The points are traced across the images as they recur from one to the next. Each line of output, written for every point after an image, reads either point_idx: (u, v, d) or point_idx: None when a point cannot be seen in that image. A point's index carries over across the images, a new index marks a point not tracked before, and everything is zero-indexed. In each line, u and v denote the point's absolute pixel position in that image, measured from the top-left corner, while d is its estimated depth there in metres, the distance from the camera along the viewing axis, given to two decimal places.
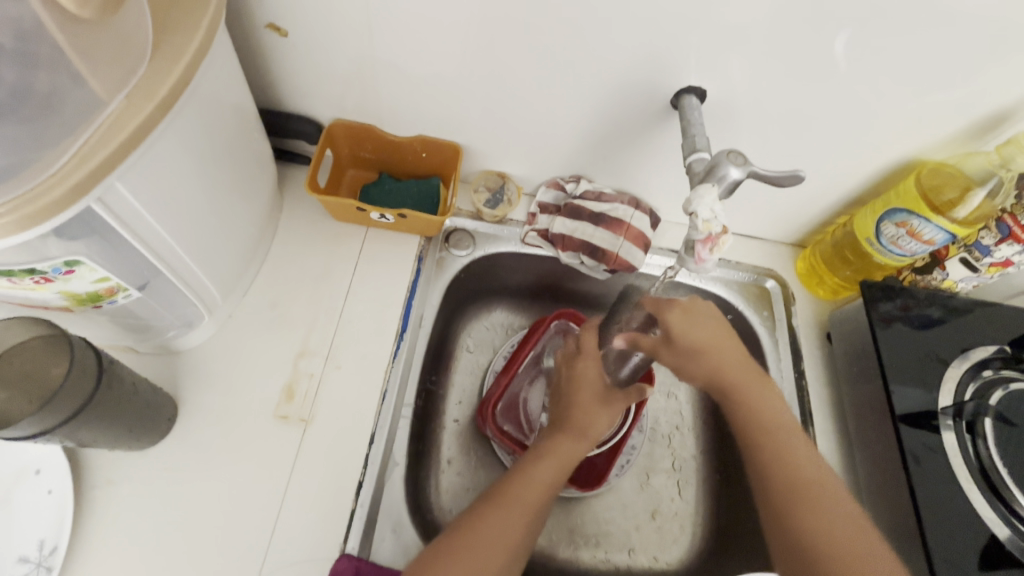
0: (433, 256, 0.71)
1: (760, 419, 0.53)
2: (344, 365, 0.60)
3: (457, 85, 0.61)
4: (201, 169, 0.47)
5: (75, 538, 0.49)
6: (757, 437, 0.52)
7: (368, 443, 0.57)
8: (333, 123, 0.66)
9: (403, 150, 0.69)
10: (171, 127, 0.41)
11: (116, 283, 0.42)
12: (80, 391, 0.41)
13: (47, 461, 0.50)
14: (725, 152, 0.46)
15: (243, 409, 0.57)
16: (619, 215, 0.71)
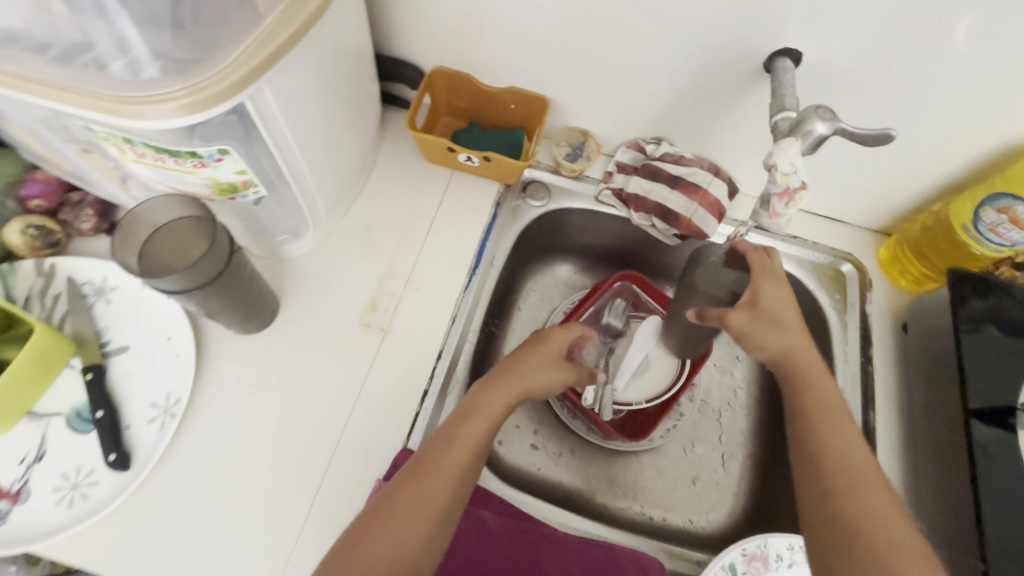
0: (510, 204, 0.75)
1: (834, 448, 0.47)
2: (422, 289, 0.66)
3: (553, 41, 0.64)
4: (326, 93, 0.53)
5: (193, 396, 0.58)
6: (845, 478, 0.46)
7: (436, 358, 0.63)
8: (434, 70, 0.71)
9: (493, 100, 0.74)
10: (309, 49, 0.47)
11: (250, 177, 0.49)
12: (214, 261, 0.48)
13: (177, 331, 0.59)
14: (815, 107, 0.46)
15: (333, 313, 0.64)
16: (696, 180, 0.72)
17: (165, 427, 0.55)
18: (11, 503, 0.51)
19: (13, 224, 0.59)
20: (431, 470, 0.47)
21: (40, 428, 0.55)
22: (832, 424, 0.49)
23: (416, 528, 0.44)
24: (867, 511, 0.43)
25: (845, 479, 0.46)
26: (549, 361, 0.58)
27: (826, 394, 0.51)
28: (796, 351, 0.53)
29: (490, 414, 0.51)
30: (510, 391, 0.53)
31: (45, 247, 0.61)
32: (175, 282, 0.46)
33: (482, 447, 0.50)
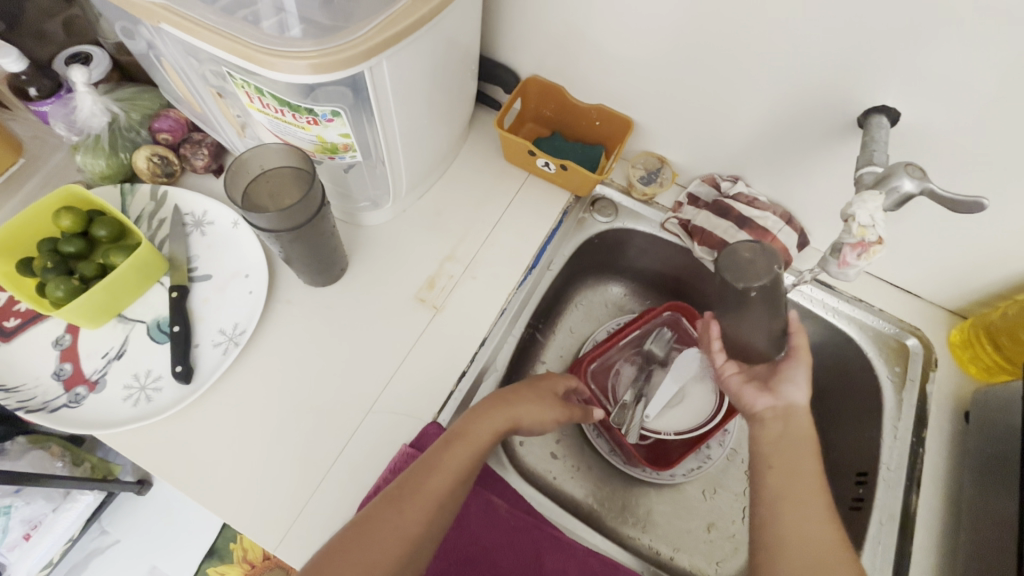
0: (576, 214, 0.78)
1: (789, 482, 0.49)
2: (478, 277, 0.69)
3: (647, 67, 0.66)
4: (433, 80, 0.58)
5: (256, 330, 0.62)
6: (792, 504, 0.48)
7: (479, 343, 0.65)
8: (530, 79, 0.75)
9: (581, 115, 0.77)
10: (431, 39, 0.52)
11: (351, 142, 0.55)
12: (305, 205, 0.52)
13: (254, 270, 0.65)
14: (904, 165, 0.46)
15: (392, 282, 0.68)
16: (767, 224, 0.72)
17: (227, 352, 0.60)
18: (87, 390, 0.58)
19: (141, 151, 0.67)
20: (411, 491, 0.47)
21: (125, 330, 0.61)
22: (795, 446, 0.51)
23: (388, 552, 0.44)
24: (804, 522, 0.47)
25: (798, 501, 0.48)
26: (541, 401, 0.58)
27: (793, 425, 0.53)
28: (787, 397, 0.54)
29: (474, 447, 0.52)
30: (493, 421, 0.54)
31: (163, 175, 0.68)
32: (262, 221, 0.51)
33: (464, 474, 0.50)
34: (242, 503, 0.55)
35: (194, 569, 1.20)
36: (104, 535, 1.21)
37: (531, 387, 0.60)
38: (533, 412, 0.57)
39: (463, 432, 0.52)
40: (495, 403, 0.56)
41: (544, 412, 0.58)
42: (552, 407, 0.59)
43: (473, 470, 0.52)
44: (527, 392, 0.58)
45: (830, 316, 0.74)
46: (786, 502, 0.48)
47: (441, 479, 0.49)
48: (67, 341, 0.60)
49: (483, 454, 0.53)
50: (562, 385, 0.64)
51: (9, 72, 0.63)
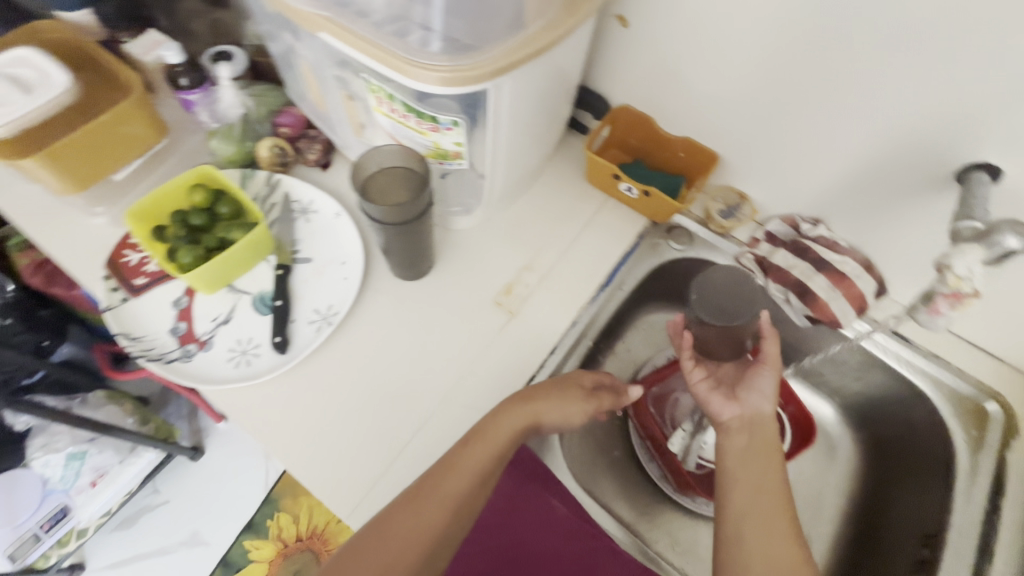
0: (651, 239, 0.80)
1: (750, 497, 0.53)
2: (553, 288, 0.72)
3: (741, 106, 0.69)
4: (540, 102, 0.62)
5: (347, 314, 0.67)
6: (754, 519, 0.52)
7: (550, 351, 0.68)
8: (620, 107, 0.78)
9: (665, 145, 0.79)
10: (547, 65, 0.57)
11: (462, 150, 0.60)
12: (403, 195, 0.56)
13: (350, 259, 0.70)
14: (1011, 221, 0.46)
15: (472, 283, 0.72)
16: (846, 269, 0.72)
17: (321, 331, 0.65)
18: (197, 348, 0.64)
19: (266, 141, 0.74)
20: (430, 489, 0.51)
21: (234, 299, 0.67)
22: (755, 463, 0.55)
23: (408, 548, 0.47)
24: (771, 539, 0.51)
25: (761, 517, 0.52)
26: (565, 397, 0.59)
27: (755, 438, 0.57)
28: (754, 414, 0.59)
29: (493, 444, 0.54)
30: (514, 418, 0.56)
31: (279, 164, 0.75)
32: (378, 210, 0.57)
33: (481, 474, 0.53)
34: (320, 471, 0.59)
35: (232, 540, 1.25)
36: (156, 494, 1.28)
37: (552, 381, 0.60)
38: (556, 407, 0.58)
39: (478, 431, 0.55)
40: (516, 400, 0.57)
41: (568, 406, 0.59)
42: (578, 403, 0.59)
43: (492, 469, 0.54)
44: (547, 388, 0.59)
45: (905, 370, 0.73)
46: (749, 520, 0.52)
47: (455, 483, 0.51)
48: (184, 302, 0.66)
49: (503, 453, 0.54)
50: (590, 377, 0.63)
51: (169, 62, 0.71)
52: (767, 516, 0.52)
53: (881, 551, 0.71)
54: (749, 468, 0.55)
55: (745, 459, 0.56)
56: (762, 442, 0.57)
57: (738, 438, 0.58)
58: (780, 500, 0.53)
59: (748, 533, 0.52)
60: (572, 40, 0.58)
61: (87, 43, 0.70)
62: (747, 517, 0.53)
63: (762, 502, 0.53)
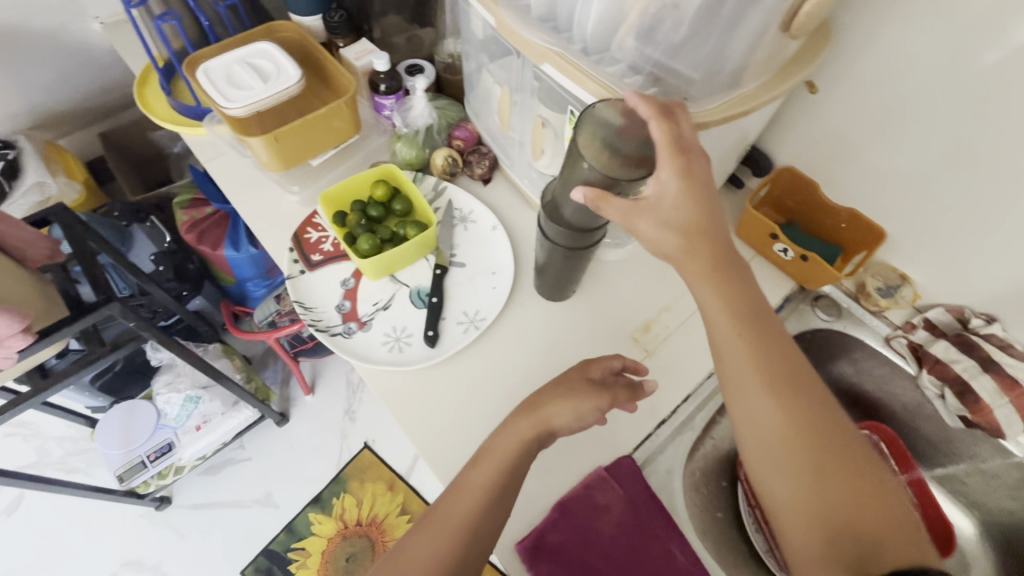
0: (796, 304, 0.78)
1: (782, 432, 0.45)
2: (692, 335, 0.72)
3: (927, 188, 0.66)
4: (721, 153, 0.65)
5: (494, 321, 0.71)
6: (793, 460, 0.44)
7: (683, 398, 0.68)
8: (784, 169, 0.77)
9: (827, 213, 0.77)
10: (743, 122, 0.61)
11: None
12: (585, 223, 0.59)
13: (503, 271, 0.74)
14: None
15: (611, 314, 0.73)
16: (1019, 376, 0.66)
17: (468, 333, 0.69)
18: (358, 326, 0.69)
19: (442, 150, 0.80)
20: (440, 517, 0.53)
21: (394, 288, 0.73)
22: (750, 381, 0.46)
23: (426, 565, 0.49)
24: (823, 469, 0.44)
25: (799, 459, 0.44)
26: (572, 396, 0.57)
27: (732, 345, 0.47)
28: (742, 307, 0.47)
29: (498, 457, 0.55)
30: (520, 427, 0.56)
31: (449, 172, 0.81)
32: (562, 234, 0.60)
33: (492, 490, 0.53)
34: (452, 466, 0.62)
35: (300, 508, 1.31)
36: (240, 450, 1.38)
37: (552, 386, 0.59)
38: (562, 408, 0.56)
39: (484, 451, 0.56)
40: (523, 408, 0.58)
41: (581, 407, 0.57)
42: (583, 402, 0.57)
43: (505, 482, 0.54)
44: (549, 393, 0.58)
45: None
46: (783, 472, 0.45)
47: (467, 502, 0.53)
48: (351, 283, 0.73)
49: (512, 469, 0.54)
50: (598, 367, 0.60)
51: (375, 69, 0.79)
52: (803, 448, 0.45)
53: None
54: (765, 397, 0.46)
55: (750, 383, 0.46)
56: (752, 354, 0.46)
57: (732, 358, 0.46)
58: (809, 419, 0.45)
59: (785, 480, 0.45)
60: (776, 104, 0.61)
61: (313, 45, 0.80)
62: (781, 466, 0.45)
63: (786, 439, 0.45)
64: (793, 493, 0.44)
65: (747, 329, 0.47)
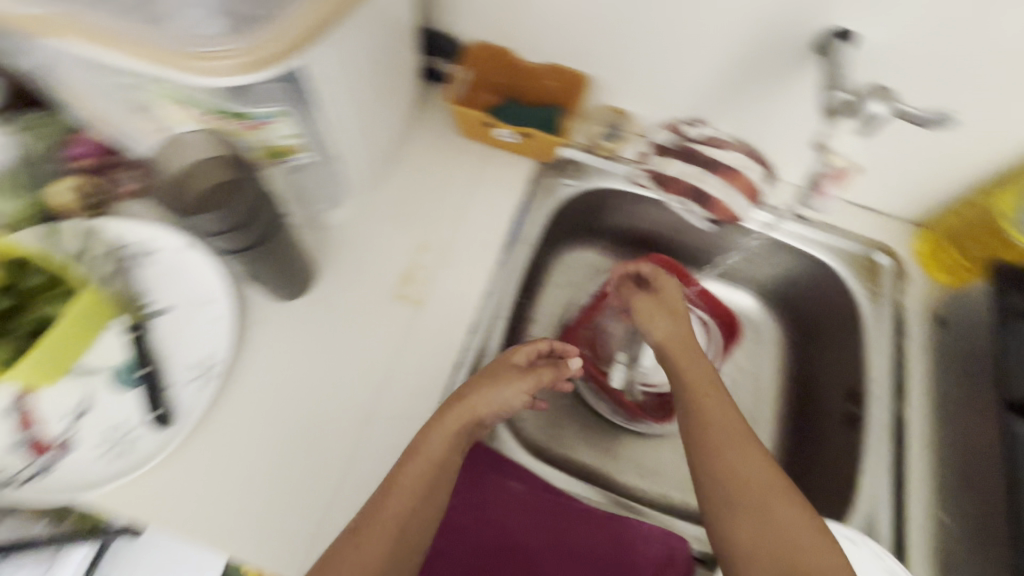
0: (543, 181, 0.74)
1: (710, 419, 0.55)
2: (456, 264, 0.67)
3: (593, 18, 0.63)
4: (367, 66, 0.52)
5: (232, 358, 0.59)
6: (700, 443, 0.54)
7: (470, 332, 0.64)
8: (472, 44, 0.70)
9: (531, 75, 0.73)
10: (363, 26, 0.47)
11: (299, 143, 0.52)
12: (244, 204, 0.47)
13: (217, 295, 0.61)
14: (872, 88, 0.46)
15: (366, 282, 0.65)
16: (736, 163, 0.69)
17: (206, 387, 0.57)
18: (57, 454, 0.53)
19: (65, 180, 0.61)
20: (347, 559, 0.46)
21: (85, 385, 0.56)
22: (710, 393, 0.57)
23: None
24: (726, 431, 0.54)
25: (721, 443, 0.54)
26: (499, 381, 0.56)
27: (694, 367, 0.60)
28: (679, 338, 0.64)
29: (445, 450, 0.52)
30: (439, 432, 0.53)
31: (88, 205, 0.62)
32: (219, 221, 0.46)
33: (424, 505, 0.50)
34: (252, 536, 0.53)
35: None
36: None
37: (485, 376, 0.57)
38: (501, 394, 0.56)
39: (408, 451, 0.52)
40: (448, 405, 0.55)
41: (508, 393, 0.56)
42: (511, 385, 0.56)
43: (434, 491, 0.51)
44: (490, 374, 0.57)
45: (806, 246, 0.75)
46: (711, 451, 0.53)
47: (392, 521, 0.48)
48: (24, 405, 0.55)
49: (432, 482, 0.51)
50: (523, 352, 0.59)
51: None
52: (734, 439, 0.54)
53: (813, 416, 0.74)
54: (703, 399, 0.57)
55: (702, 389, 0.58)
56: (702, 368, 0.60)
57: (681, 367, 0.61)
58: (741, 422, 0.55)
59: (709, 454, 0.53)
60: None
61: None
62: (713, 444, 0.54)
63: (716, 430, 0.54)
64: (711, 461, 0.53)
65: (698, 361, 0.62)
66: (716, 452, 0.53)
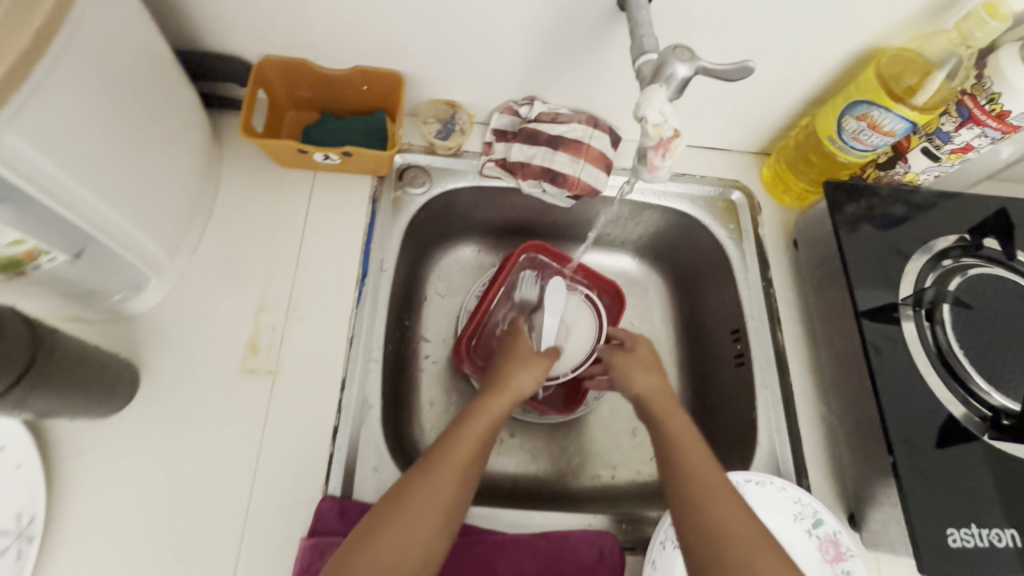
0: (388, 197, 0.67)
1: (689, 467, 0.51)
2: (306, 316, 0.59)
3: (381, 12, 0.56)
4: (101, 127, 0.44)
5: (53, 508, 0.49)
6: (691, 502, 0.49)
7: (340, 388, 0.57)
8: (261, 61, 0.60)
9: (339, 85, 0.64)
10: (49, 84, 0.38)
11: (35, 245, 0.43)
12: None
13: (10, 439, 0.50)
14: (672, 48, 0.44)
15: (204, 366, 0.56)
16: (576, 135, 0.68)
17: (23, 556, 0.47)
18: None
19: None
20: (384, 555, 0.44)
21: None
22: (688, 442, 0.54)
23: None
24: (708, 482, 0.50)
25: (708, 496, 0.49)
26: (524, 361, 0.62)
27: (678, 418, 0.57)
28: (660, 393, 0.60)
29: (453, 481, 0.49)
30: (496, 407, 0.56)
31: None
32: None
33: (461, 497, 0.49)
34: None
35: None
36: None
37: (512, 351, 0.64)
38: (530, 372, 0.61)
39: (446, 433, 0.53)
40: (494, 384, 0.59)
41: (534, 373, 0.61)
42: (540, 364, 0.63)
43: (471, 480, 0.51)
44: (519, 353, 0.64)
45: (666, 201, 0.75)
46: (699, 502, 0.49)
47: (427, 505, 0.47)
48: None
49: (471, 469, 0.51)
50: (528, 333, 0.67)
51: None
52: (715, 489, 0.49)
53: (707, 362, 0.76)
54: (681, 445, 0.54)
55: (679, 437, 0.54)
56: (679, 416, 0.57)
57: (661, 419, 0.57)
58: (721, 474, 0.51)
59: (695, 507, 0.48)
60: (61, 31, 0.38)
61: None
62: (697, 493, 0.49)
63: (697, 477, 0.50)
64: (695, 516, 0.48)
65: (678, 414, 0.57)
66: (699, 494, 0.49)
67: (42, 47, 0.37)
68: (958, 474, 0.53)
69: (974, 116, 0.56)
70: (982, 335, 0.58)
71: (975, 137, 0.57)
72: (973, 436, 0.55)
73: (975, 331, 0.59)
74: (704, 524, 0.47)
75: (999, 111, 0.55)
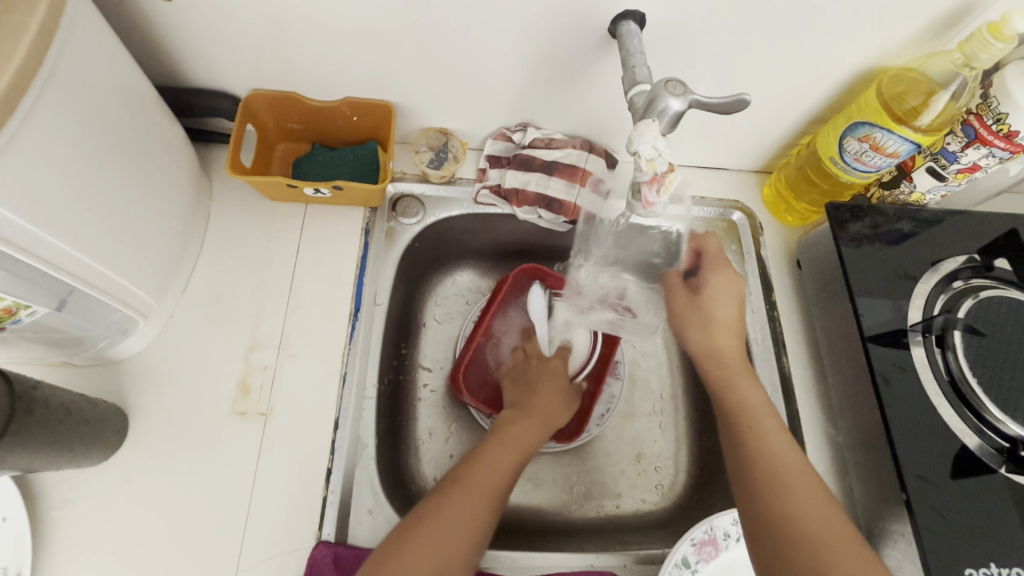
0: (381, 227, 0.66)
1: (780, 472, 0.48)
2: (298, 354, 0.58)
3: (368, 46, 0.55)
4: (75, 175, 0.42)
5: (39, 563, 0.48)
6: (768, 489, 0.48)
7: (333, 428, 0.56)
8: (250, 96, 0.60)
9: (331, 117, 0.64)
10: (19, 138, 0.37)
11: (13, 302, 0.42)
12: None
13: None
14: (664, 82, 0.43)
15: (195, 409, 0.55)
16: (572, 160, 0.66)
17: None
18: None
19: None
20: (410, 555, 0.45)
21: None
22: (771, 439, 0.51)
23: None
24: (798, 474, 0.48)
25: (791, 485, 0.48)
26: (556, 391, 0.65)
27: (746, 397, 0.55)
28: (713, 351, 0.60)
29: (477, 501, 0.50)
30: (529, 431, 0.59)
31: None
32: None
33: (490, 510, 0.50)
34: None
35: None
36: None
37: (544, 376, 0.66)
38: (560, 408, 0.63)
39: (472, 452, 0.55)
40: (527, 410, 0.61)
41: (564, 406, 0.64)
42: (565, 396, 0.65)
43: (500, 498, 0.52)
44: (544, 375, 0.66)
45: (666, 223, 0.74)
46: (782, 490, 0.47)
47: (455, 512, 0.49)
48: None
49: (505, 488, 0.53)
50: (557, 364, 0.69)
51: None
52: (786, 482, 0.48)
53: None
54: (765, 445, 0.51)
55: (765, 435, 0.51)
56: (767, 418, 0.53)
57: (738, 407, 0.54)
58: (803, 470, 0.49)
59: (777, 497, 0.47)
60: (30, 88, 0.37)
61: None
62: (784, 483, 0.48)
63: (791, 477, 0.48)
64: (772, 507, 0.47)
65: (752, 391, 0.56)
66: (777, 482, 0.48)
67: (10, 101, 0.36)
68: (975, 509, 0.51)
69: (980, 135, 0.54)
70: (996, 361, 0.56)
71: (983, 156, 0.56)
72: (990, 469, 0.53)
73: (989, 358, 0.57)
74: (787, 522, 0.46)
75: (1006, 132, 0.53)
